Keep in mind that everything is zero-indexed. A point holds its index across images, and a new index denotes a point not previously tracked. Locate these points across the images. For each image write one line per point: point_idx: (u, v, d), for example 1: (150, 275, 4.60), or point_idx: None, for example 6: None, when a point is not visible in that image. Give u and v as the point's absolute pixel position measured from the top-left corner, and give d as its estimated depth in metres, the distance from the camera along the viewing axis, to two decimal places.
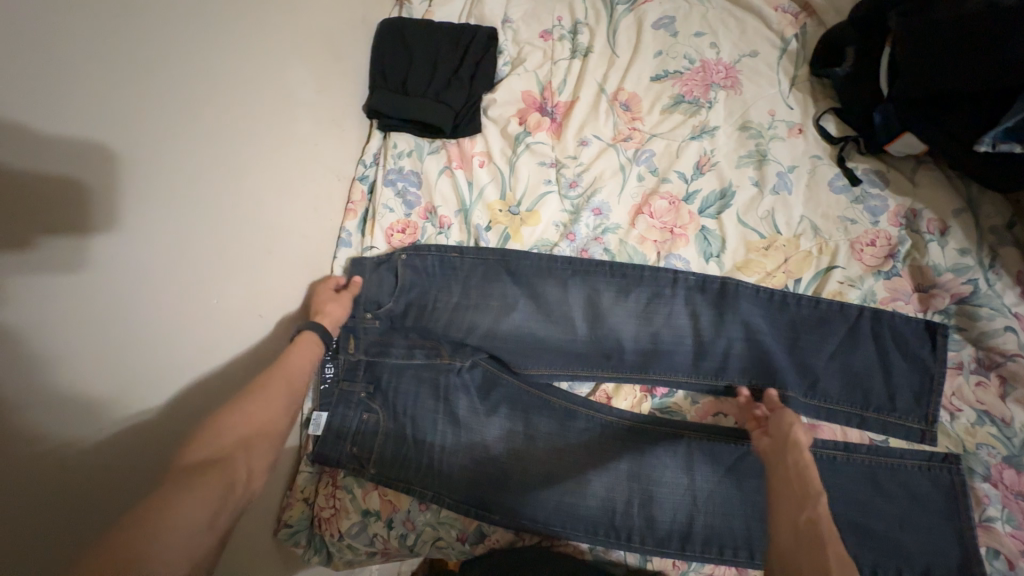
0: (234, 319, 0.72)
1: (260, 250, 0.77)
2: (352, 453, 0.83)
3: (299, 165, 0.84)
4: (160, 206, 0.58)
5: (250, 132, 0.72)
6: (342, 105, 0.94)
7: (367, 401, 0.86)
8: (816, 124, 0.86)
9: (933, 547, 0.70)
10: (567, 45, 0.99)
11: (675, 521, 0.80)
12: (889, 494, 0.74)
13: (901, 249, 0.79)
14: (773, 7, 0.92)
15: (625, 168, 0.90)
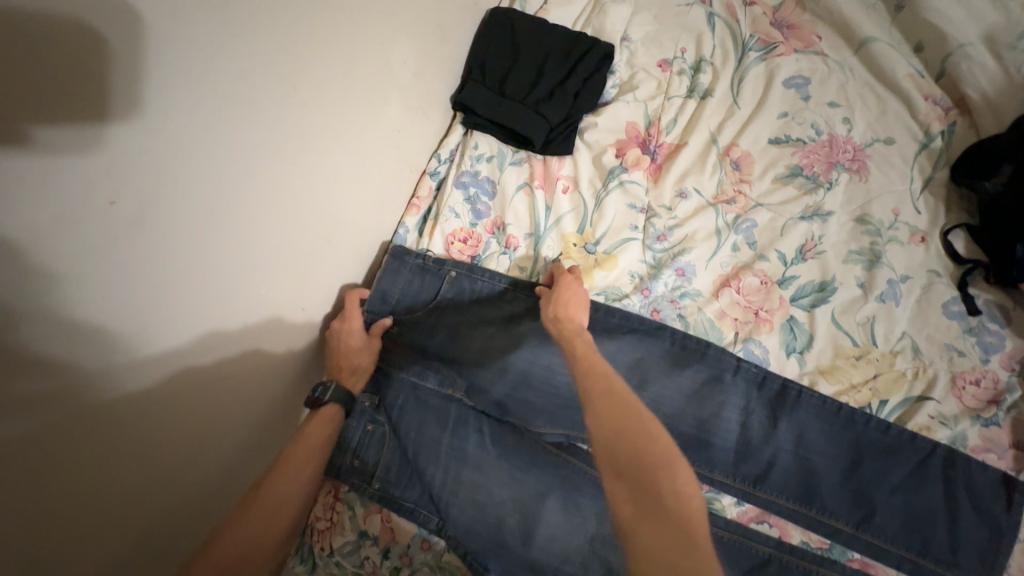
0: (276, 310, 0.65)
1: (311, 215, 0.67)
2: (352, 466, 0.79)
3: (377, 144, 0.76)
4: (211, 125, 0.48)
5: (331, 91, 0.63)
6: (432, 89, 0.85)
7: (372, 412, 0.81)
8: (942, 236, 0.77)
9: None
10: (685, 82, 0.90)
11: None
12: None
13: (1008, 397, 0.71)
14: (923, 95, 0.83)
15: (720, 233, 0.82)
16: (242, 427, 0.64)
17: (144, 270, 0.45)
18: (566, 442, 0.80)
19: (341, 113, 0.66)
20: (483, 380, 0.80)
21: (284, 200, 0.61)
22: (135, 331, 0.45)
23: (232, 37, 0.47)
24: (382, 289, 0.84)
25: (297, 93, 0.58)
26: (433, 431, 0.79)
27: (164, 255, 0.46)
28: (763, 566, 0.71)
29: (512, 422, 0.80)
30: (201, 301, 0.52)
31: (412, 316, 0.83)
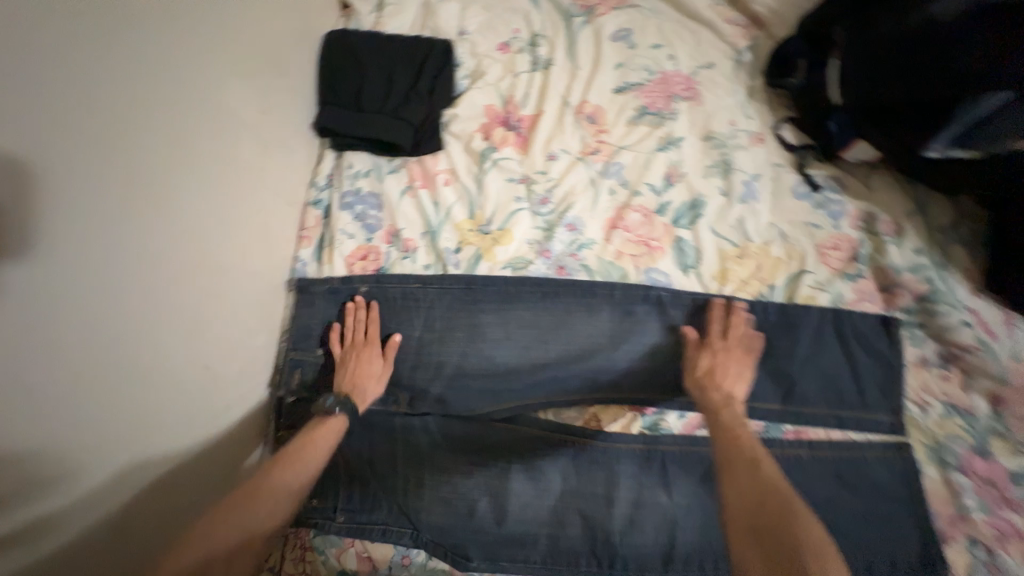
0: (177, 370, 0.64)
1: (217, 278, 0.71)
2: (311, 505, 0.76)
3: (256, 192, 0.78)
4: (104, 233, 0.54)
5: (205, 162, 0.67)
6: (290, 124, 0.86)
7: None
8: (774, 132, 0.87)
9: (898, 537, 0.71)
10: (527, 57, 0.96)
11: (658, 543, 0.73)
12: (853, 488, 0.74)
13: (862, 251, 0.81)
14: (724, 20, 0.94)
15: (595, 182, 0.88)
16: (202, 487, 0.68)
17: (63, 378, 0.50)
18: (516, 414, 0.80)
19: (220, 178, 0.70)
20: (418, 383, 0.82)
21: (192, 274, 0.66)
22: (64, 431, 0.50)
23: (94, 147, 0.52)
24: (300, 326, 0.83)
25: (147, 151, 0.58)
26: (383, 448, 0.79)
27: (82, 358, 0.52)
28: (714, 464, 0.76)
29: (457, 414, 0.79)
30: (126, 391, 0.57)
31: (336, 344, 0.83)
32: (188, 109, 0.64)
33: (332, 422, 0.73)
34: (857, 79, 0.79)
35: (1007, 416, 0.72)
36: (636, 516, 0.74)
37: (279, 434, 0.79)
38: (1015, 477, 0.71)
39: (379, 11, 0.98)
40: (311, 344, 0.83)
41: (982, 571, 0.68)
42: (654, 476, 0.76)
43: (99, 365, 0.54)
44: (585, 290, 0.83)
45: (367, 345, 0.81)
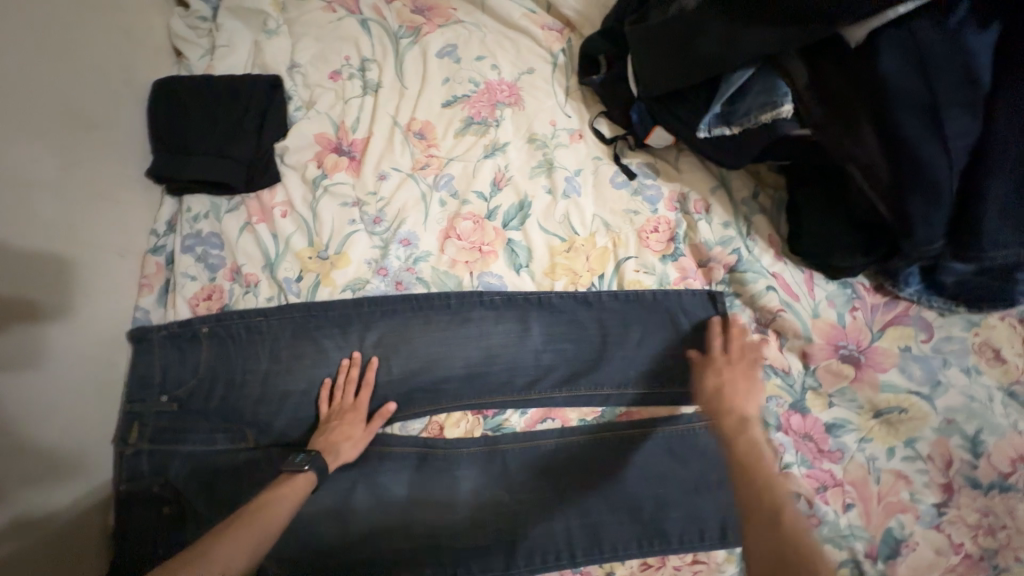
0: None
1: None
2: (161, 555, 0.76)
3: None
4: (83, 305, 0.78)
5: (16, 227, 0.70)
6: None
7: (160, 493, 0.78)
8: (592, 128, 0.91)
9: (725, 500, 0.74)
10: (358, 83, 0.99)
11: (504, 539, 0.75)
12: (683, 460, 0.77)
13: (679, 231, 0.85)
14: (539, 26, 0.98)
15: (426, 196, 0.90)
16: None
17: (71, 407, 0.75)
18: None
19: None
20: (262, 416, 0.82)
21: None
22: (77, 445, 0.75)
23: (80, 248, 0.79)
24: (138, 376, 0.83)
25: None
26: (231, 484, 0.79)
27: (77, 396, 0.76)
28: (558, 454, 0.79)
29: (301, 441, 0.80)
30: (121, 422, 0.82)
31: (180, 389, 0.82)
32: None
33: (300, 477, 0.70)
34: (644, 65, 0.80)
35: (816, 370, 0.76)
36: (478, 518, 0.76)
37: (122, 486, 0.78)
38: (829, 428, 0.74)
39: (209, 55, 1.00)
40: (153, 393, 0.83)
41: (802, 521, 0.71)
42: (494, 476, 0.78)
43: (100, 399, 0.79)
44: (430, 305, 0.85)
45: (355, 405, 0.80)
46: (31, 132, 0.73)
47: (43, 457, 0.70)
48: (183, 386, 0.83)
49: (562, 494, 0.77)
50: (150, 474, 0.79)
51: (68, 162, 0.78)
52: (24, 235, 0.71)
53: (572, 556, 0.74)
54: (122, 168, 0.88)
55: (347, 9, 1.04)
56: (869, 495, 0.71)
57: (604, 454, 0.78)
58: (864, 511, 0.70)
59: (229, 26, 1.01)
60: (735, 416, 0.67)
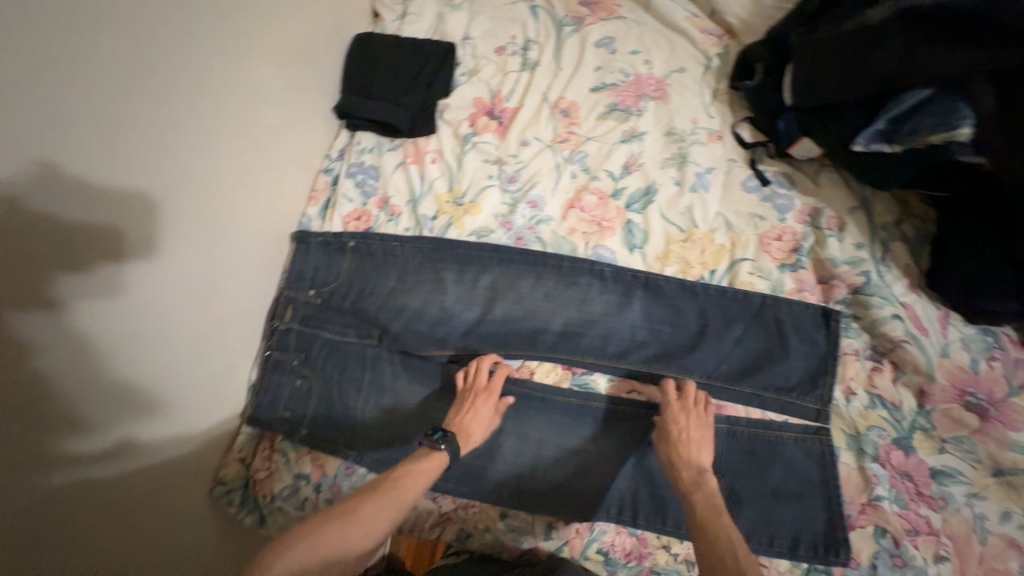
0: (169, 305, 0.76)
1: (259, 271, 0.94)
2: (285, 417, 0.90)
3: (289, 203, 1.01)
4: (219, 236, 0.85)
5: (226, 152, 0.85)
6: (299, 133, 1.02)
7: (298, 368, 0.93)
8: (733, 130, 0.94)
9: (801, 515, 0.73)
10: (518, 60, 1.10)
11: (571, 486, 0.80)
12: (764, 463, 0.76)
13: (804, 243, 0.84)
14: (699, 30, 1.02)
15: (560, 167, 0.98)
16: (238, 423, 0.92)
17: (234, 312, 0.89)
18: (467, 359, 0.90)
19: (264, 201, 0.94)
20: (383, 322, 0.94)
21: (243, 268, 0.90)
22: (156, 380, 0.75)
23: (174, 186, 0.76)
24: (295, 270, 0.99)
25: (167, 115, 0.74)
26: (350, 373, 0.92)
27: (239, 305, 0.90)
28: (642, 427, 0.82)
29: (414, 352, 0.91)
30: (188, 353, 0.81)
31: (324, 287, 0.97)
32: (222, 108, 0.84)
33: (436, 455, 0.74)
34: (807, 70, 0.80)
35: (932, 412, 0.72)
36: (554, 461, 0.82)
37: (271, 353, 0.94)
38: (934, 473, 0.70)
39: (401, 19, 1.16)
40: (304, 286, 0.98)
41: (883, 558, 0.68)
42: (572, 427, 0.84)
43: (183, 334, 0.79)
44: (549, 266, 0.92)
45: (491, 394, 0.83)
46: (204, 73, 0.80)
47: (208, 348, 0.84)
48: (327, 286, 0.97)
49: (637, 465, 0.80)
50: (295, 350, 0.94)
51: (164, 97, 0.74)
52: (144, 169, 0.72)
53: (632, 518, 0.77)
54: (223, 100, 0.84)
55: None
56: (969, 554, 0.66)
57: None
58: (959, 567, 0.66)
59: None
60: (692, 469, 0.71)
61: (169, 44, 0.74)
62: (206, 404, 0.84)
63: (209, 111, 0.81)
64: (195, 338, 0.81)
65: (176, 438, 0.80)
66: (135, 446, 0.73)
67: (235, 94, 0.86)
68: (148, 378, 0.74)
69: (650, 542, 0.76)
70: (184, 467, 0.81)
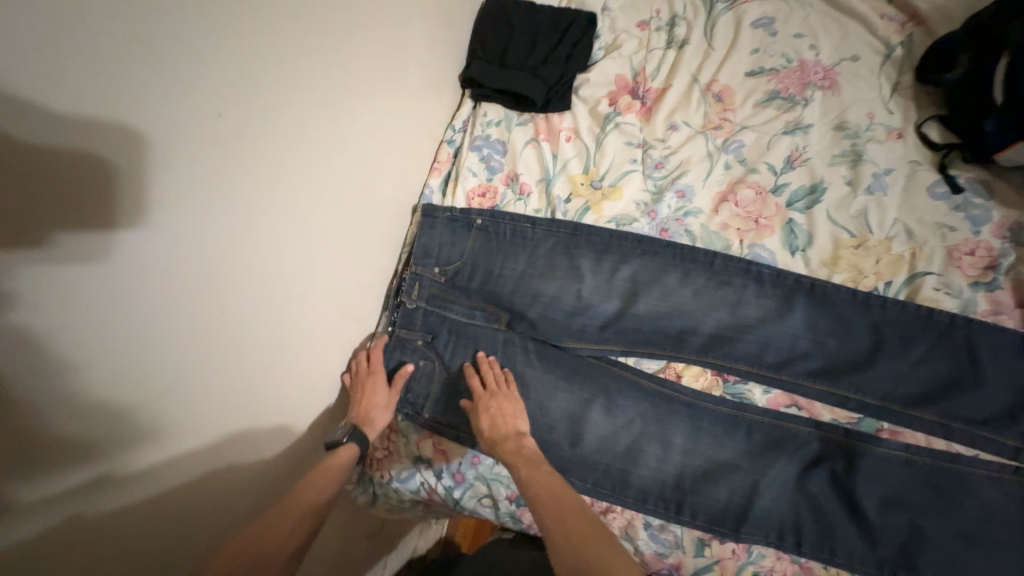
0: (253, 296, 0.65)
1: (312, 261, 0.74)
2: (406, 399, 0.86)
3: (359, 177, 0.81)
4: (312, 224, 0.73)
5: (334, 126, 0.73)
6: (384, 97, 0.83)
7: (424, 349, 0.89)
8: (916, 129, 0.85)
9: (992, 562, 0.66)
10: (663, 36, 1.02)
11: (722, 502, 0.74)
12: (948, 501, 0.69)
13: (1003, 262, 0.76)
14: (879, 14, 0.92)
15: (712, 156, 0.90)
16: (264, 445, 0.72)
17: (315, 310, 0.77)
18: (598, 356, 0.85)
19: (327, 170, 0.73)
20: (517, 305, 0.87)
21: (291, 254, 0.70)
22: (158, 397, 0.54)
23: (231, 141, 0.57)
24: (420, 246, 0.92)
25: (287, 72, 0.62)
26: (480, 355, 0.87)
27: (321, 304, 0.78)
28: (802, 445, 0.76)
29: (552, 342, 0.86)
30: (209, 360, 0.60)
31: (451, 266, 0.91)
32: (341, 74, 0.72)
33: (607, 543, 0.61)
34: None
35: None
36: (706, 472, 0.76)
37: (396, 330, 0.89)
38: None
39: None
40: (428, 264, 0.92)
41: None
42: (722, 438, 0.78)
43: (220, 337, 0.61)
44: (698, 263, 0.85)
45: (511, 392, 0.81)
46: (335, 31, 0.69)
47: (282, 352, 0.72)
48: (453, 266, 0.91)
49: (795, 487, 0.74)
50: (421, 329, 0.89)
51: (224, 2, 0.52)
52: (251, 132, 0.59)
53: (797, 542, 0.71)
54: (295, 30, 0.62)
55: None
56: None
57: (857, 464, 0.73)
58: None
59: None
60: (512, 437, 0.76)
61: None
62: (273, 412, 0.73)
63: (277, 39, 0.60)
64: (275, 335, 0.70)
65: (183, 473, 0.59)
66: (126, 481, 0.53)
67: (311, 27, 0.65)
68: (143, 394, 0.52)
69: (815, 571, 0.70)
70: (191, 508, 0.61)
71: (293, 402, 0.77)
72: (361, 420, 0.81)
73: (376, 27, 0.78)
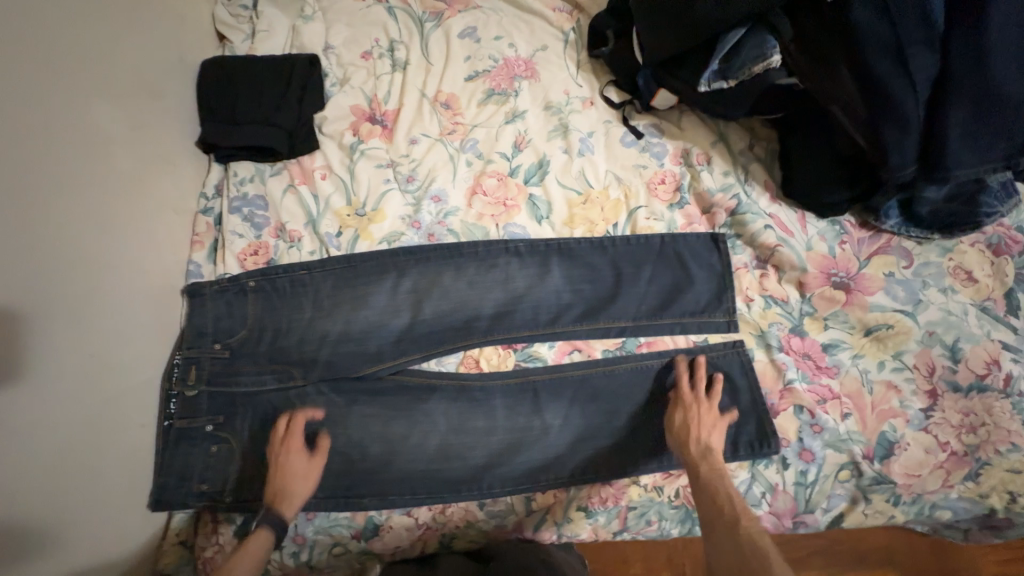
0: (23, 430, 0.64)
1: (85, 329, 0.74)
2: (201, 491, 0.82)
3: (103, 264, 0.78)
4: (74, 341, 0.72)
5: (70, 244, 0.74)
6: (95, 183, 0.79)
7: (216, 433, 0.84)
8: (602, 95, 1.01)
9: (735, 419, 0.81)
10: (387, 61, 1.09)
11: (535, 459, 0.82)
12: (696, 383, 0.84)
13: (683, 182, 0.94)
14: (551, 8, 1.09)
15: (454, 158, 0.99)
16: (100, 529, 0.74)
17: (106, 422, 0.75)
18: (406, 365, 0.87)
19: (61, 286, 0.71)
20: (307, 354, 0.87)
21: (53, 331, 0.69)
22: None
23: None
24: (193, 328, 0.88)
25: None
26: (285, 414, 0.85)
27: (113, 413, 0.76)
28: (584, 383, 0.86)
29: (347, 375, 0.86)
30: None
31: (229, 337, 0.88)
32: (59, 194, 0.73)
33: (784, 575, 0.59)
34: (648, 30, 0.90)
35: (812, 298, 0.85)
36: (512, 441, 0.83)
37: (175, 422, 0.84)
38: (825, 347, 0.83)
39: (251, 38, 1.09)
40: (207, 342, 0.88)
41: (806, 430, 0.80)
42: (522, 403, 0.85)
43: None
44: (466, 257, 0.93)
45: (711, 404, 0.79)
46: (38, 156, 0.70)
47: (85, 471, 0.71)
48: (234, 337, 0.88)
49: (585, 419, 0.84)
50: (208, 413, 0.85)
51: None
52: None
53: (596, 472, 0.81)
54: None
55: None
56: (864, 404, 0.79)
57: (623, 382, 0.86)
58: (860, 418, 0.79)
59: (268, 13, 1.10)
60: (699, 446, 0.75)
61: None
62: (90, 529, 0.72)
63: None
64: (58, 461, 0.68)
65: None
66: None
67: None
68: None
69: (623, 484, 0.81)
70: None
71: (128, 464, 0.78)
72: (279, 493, 0.74)
73: (65, 102, 0.75)
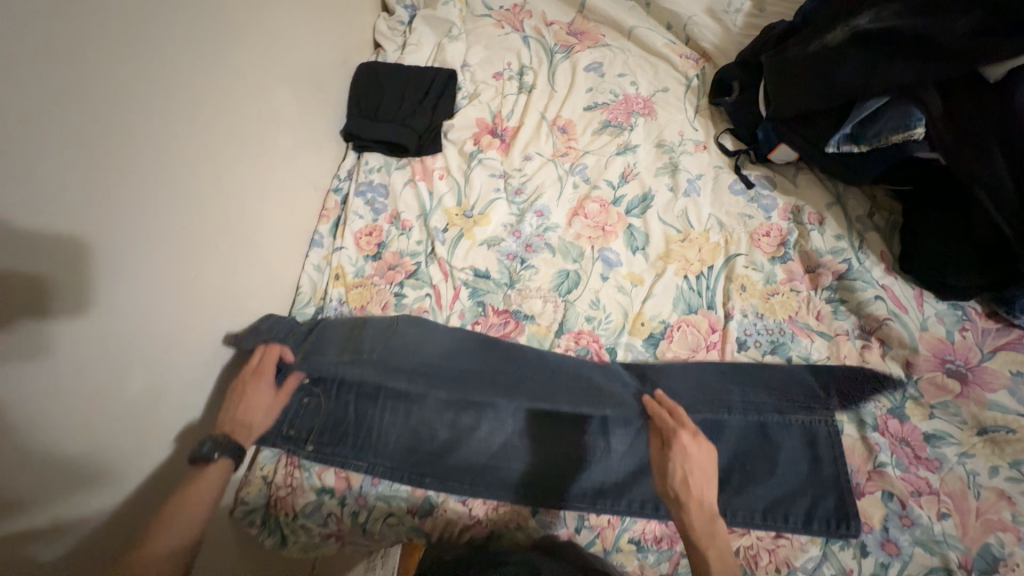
0: (186, 352, 0.73)
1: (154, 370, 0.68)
2: (289, 434, 0.85)
3: (265, 224, 0.89)
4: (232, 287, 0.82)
5: (250, 204, 0.85)
6: (272, 155, 0.91)
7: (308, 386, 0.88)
8: (716, 141, 1.04)
9: (813, 490, 0.77)
10: (515, 83, 1.18)
11: (591, 480, 0.83)
12: (775, 442, 0.82)
13: (790, 237, 0.93)
14: (678, 55, 1.16)
15: (562, 178, 1.05)
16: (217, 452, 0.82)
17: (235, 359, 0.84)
18: None
19: (237, 238, 0.82)
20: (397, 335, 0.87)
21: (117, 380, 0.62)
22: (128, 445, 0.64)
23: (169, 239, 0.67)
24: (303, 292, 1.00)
25: (213, 176, 0.75)
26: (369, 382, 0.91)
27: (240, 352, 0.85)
28: None
29: None
30: (108, 437, 0.61)
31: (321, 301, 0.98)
32: (251, 163, 0.84)
33: None
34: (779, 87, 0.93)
35: (919, 381, 0.80)
36: (575, 457, 0.85)
37: None
38: (928, 437, 0.77)
39: (401, 50, 1.24)
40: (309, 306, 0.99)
41: (893, 520, 0.73)
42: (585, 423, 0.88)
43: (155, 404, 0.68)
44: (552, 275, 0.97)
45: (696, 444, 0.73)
46: (243, 129, 0.82)
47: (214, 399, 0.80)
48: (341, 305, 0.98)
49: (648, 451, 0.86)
50: None
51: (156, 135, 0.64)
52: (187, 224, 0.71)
53: (656, 508, 0.79)
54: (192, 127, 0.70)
55: (513, 26, 1.25)
56: (968, 508, 0.71)
57: None
58: (961, 522, 0.71)
59: (420, 30, 1.24)
60: (705, 517, 0.69)
61: (224, 106, 0.77)
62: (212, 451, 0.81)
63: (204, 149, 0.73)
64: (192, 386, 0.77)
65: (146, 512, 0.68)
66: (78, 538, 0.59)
67: (212, 97, 0.74)
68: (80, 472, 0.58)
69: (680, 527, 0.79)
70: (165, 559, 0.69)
71: None
72: (235, 424, 0.74)
73: (265, 85, 0.87)
